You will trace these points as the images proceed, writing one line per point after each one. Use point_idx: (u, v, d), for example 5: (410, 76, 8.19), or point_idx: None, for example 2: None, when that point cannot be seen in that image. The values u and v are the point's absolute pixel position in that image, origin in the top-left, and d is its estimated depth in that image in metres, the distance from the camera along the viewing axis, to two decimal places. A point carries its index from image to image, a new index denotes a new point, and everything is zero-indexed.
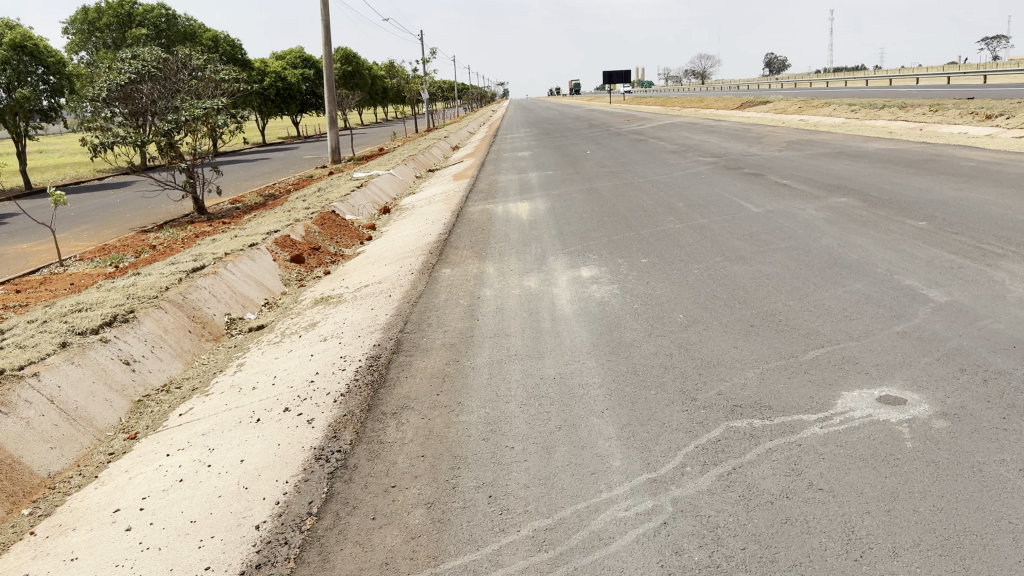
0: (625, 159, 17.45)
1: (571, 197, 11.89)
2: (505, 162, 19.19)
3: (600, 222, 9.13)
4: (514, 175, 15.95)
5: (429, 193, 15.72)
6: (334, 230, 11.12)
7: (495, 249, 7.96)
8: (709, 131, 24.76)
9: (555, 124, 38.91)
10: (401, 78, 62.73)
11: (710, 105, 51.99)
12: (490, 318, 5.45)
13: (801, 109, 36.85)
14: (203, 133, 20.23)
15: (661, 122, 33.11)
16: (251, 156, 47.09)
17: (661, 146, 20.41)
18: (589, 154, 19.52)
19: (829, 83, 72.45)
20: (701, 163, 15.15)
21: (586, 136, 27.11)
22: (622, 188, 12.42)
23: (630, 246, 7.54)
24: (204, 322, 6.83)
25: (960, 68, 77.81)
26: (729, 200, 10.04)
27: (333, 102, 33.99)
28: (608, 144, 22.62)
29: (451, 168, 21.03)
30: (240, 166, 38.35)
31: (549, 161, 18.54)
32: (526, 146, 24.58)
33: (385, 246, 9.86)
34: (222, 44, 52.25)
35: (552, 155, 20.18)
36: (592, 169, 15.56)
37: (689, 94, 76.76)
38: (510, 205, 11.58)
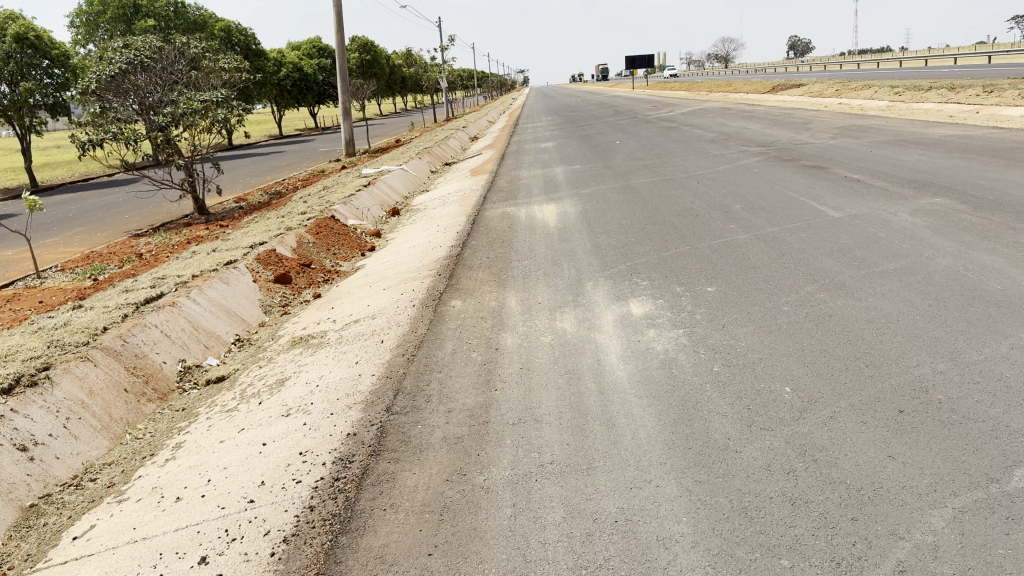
0: (660, 149, 15.83)
1: (605, 197, 10.35)
2: (528, 155, 17.64)
3: (644, 230, 7.60)
4: (537, 170, 14.42)
5: (444, 192, 14.17)
6: (330, 241, 9.63)
7: (517, 271, 6.44)
8: (746, 117, 23.02)
9: (579, 112, 37.20)
10: (419, 67, 61.14)
11: (739, 90, 49.87)
12: (512, 383, 3.94)
13: (840, 93, 34.77)
14: (202, 127, 18.77)
15: (692, 108, 31.31)
16: (266, 150, 45.87)
17: (697, 135, 18.72)
18: (619, 145, 17.89)
19: (861, 65, 69.94)
20: (748, 153, 13.51)
21: (614, 124, 25.44)
22: (662, 185, 10.86)
23: (688, 267, 6.01)
24: (147, 375, 5.35)
25: (997, 47, 74.77)
26: (796, 200, 8.45)
27: (347, 92, 32.51)
28: (638, 133, 20.96)
29: (469, 162, 19.49)
30: (254, 161, 37.05)
31: (575, 153, 16.99)
32: (550, 136, 22.99)
33: (387, 262, 8.33)
34: (235, 34, 50.97)
35: (578, 146, 18.59)
36: (625, 162, 13.99)
37: (716, 79, 74.30)
38: (535, 207, 10.06)
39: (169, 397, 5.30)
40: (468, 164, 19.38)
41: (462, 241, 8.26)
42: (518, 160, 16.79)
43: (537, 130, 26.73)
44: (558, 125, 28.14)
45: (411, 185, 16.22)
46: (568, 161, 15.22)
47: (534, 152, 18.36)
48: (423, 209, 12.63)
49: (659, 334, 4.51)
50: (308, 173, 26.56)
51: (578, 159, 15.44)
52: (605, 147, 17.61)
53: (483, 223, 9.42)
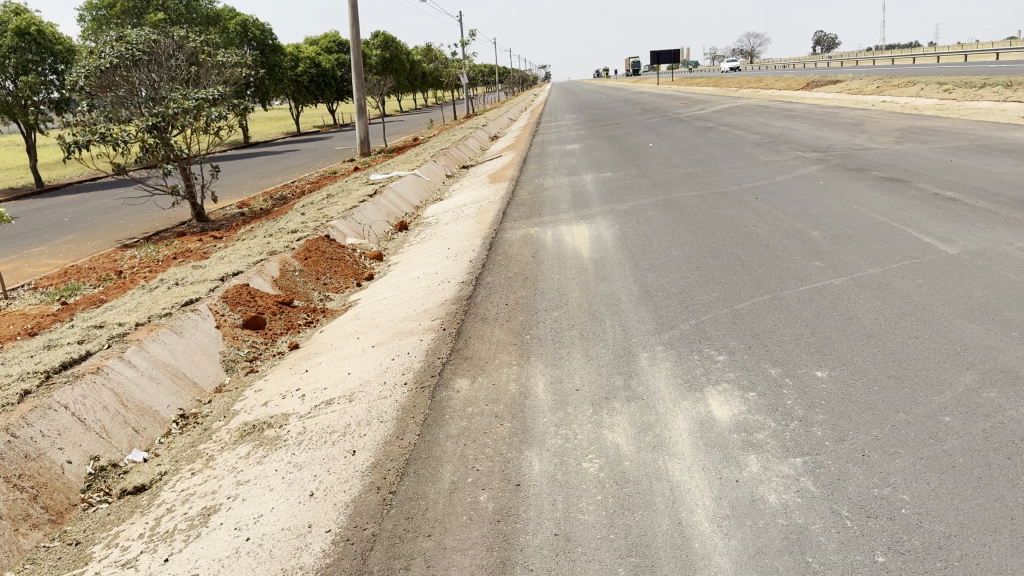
0: (700, 154, 14.24)
1: (646, 215, 8.81)
2: (552, 159, 16.09)
3: (704, 267, 6.07)
4: (564, 177, 12.89)
5: (459, 202, 12.65)
6: (321, 267, 8.15)
7: (546, 328, 4.94)
8: (787, 117, 21.34)
9: (604, 110, 35.59)
10: (439, 63, 59.65)
11: (770, 87, 47.86)
12: (549, 569, 2.47)
13: (881, 90, 32.81)
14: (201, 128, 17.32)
15: (725, 106, 29.63)
16: (280, 148, 44.56)
17: (738, 137, 17.07)
18: (652, 148, 16.29)
19: (895, 62, 67.58)
20: (804, 160, 11.91)
21: (644, 124, 23.84)
22: (713, 200, 9.31)
23: (778, 330, 4.48)
24: (38, 485, 3.87)
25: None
26: (887, 226, 6.89)
27: (361, 89, 31.06)
28: (671, 134, 19.33)
29: (488, 166, 17.97)
30: (267, 160, 35.74)
31: (604, 157, 15.43)
32: (574, 137, 21.41)
33: (384, 300, 6.85)
34: (251, 29, 49.76)
35: (607, 149, 17.02)
36: (663, 169, 12.42)
37: (743, 75, 72.15)
38: (563, 227, 8.55)
39: (65, 519, 3.82)
40: (488, 167, 17.87)
41: (476, 273, 6.76)
42: (542, 165, 15.26)
43: (561, 129, 25.16)
44: (582, 124, 26.52)
45: (424, 194, 14.72)
46: (598, 168, 13.66)
47: (559, 156, 16.82)
48: (434, 224, 11.12)
49: (766, 466, 2.99)
50: (319, 175, 25.15)
51: (608, 165, 13.87)
52: (638, 150, 16.03)
53: (503, 247, 7.92)
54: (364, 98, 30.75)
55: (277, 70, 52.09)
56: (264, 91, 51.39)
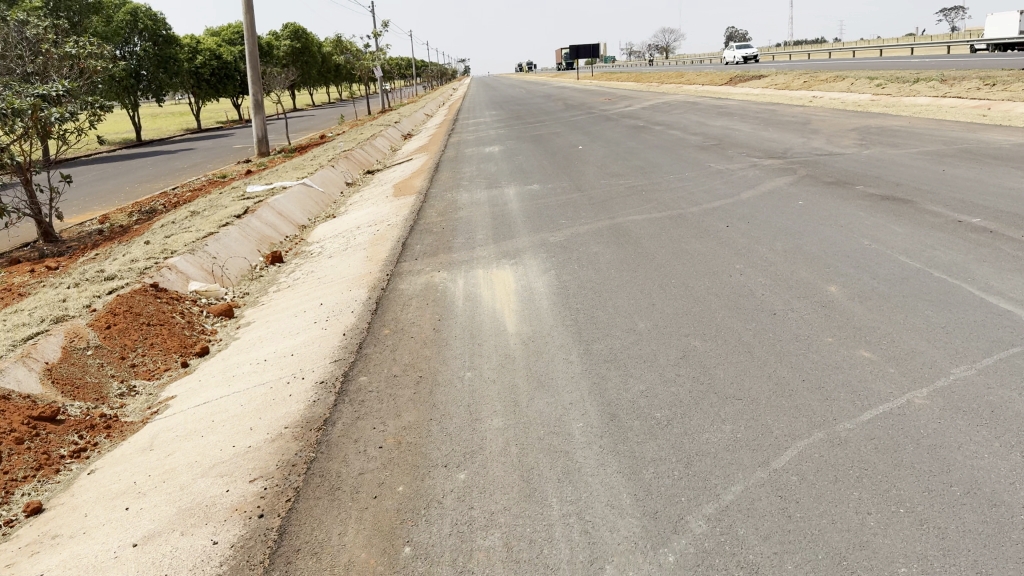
0: (640, 160, 12.24)
1: (588, 248, 6.68)
2: (468, 166, 13.85)
3: (692, 357, 3.97)
4: (482, 191, 10.67)
5: (353, 224, 10.24)
6: (132, 338, 5.70)
7: (445, 521, 2.70)
8: (725, 114, 19.68)
9: (527, 106, 33.55)
10: (350, 55, 56.47)
11: (693, 81, 46.60)
12: None
13: (810, 85, 31.65)
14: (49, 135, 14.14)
15: (654, 101, 27.99)
16: (175, 147, 40.85)
17: (677, 138, 15.18)
18: (582, 152, 14.23)
19: (810, 58, 67.88)
20: (765, 169, 10.01)
21: (570, 121, 21.84)
22: (673, 226, 7.26)
23: (880, 547, 2.38)
24: None
25: (940, 38, 73.84)
26: (930, 278, 4.93)
27: (258, 83, 28.11)
28: (601, 134, 17.34)
29: (396, 173, 15.58)
30: (157, 161, 32.31)
31: (528, 163, 13.29)
32: (494, 137, 19.20)
33: (203, 408, 4.48)
34: (143, 17, 45.75)
35: (531, 152, 14.90)
36: (600, 180, 10.33)
37: (663, 70, 71.26)
38: (481, 269, 6.35)
39: None
40: (396, 174, 15.45)
41: (346, 361, 4.46)
42: (456, 173, 13.01)
43: (480, 128, 22.95)
44: (503, 122, 24.31)
45: (314, 209, 12.26)
46: (522, 178, 11.47)
47: (475, 162, 14.58)
48: (317, 254, 8.71)
49: None
50: (206, 179, 22.22)
51: (534, 174, 11.72)
52: (565, 155, 13.97)
53: (394, 302, 5.63)
54: (262, 92, 27.84)
55: (173, 62, 48.11)
56: (158, 85, 47.36)
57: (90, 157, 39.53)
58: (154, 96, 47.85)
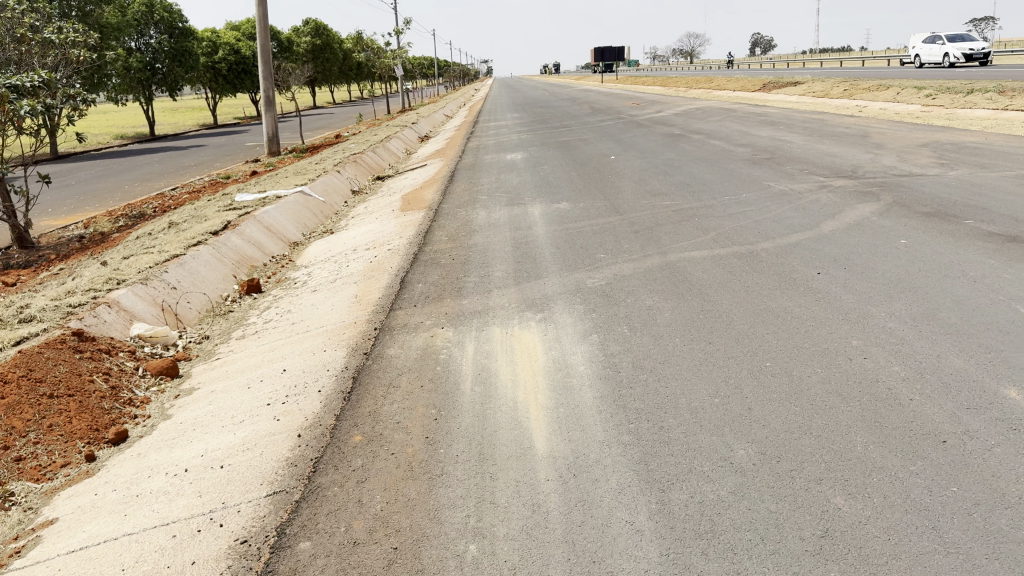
0: (684, 175, 10.65)
1: (638, 296, 5.12)
2: (486, 176, 12.32)
3: (840, 538, 2.44)
4: (501, 209, 9.14)
5: (349, 244, 8.74)
6: (23, 419, 4.19)
7: None
8: (769, 123, 18.04)
9: (551, 108, 32.00)
10: (371, 53, 55.13)
11: (724, 87, 44.80)
12: None
13: (851, 93, 29.82)
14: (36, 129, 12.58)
15: (687, 107, 26.36)
16: (186, 142, 39.67)
17: (721, 150, 13.56)
18: (614, 163, 12.67)
19: (841, 65, 65.74)
20: (840, 194, 8.39)
21: (599, 127, 20.29)
22: (745, 268, 5.68)
23: None
24: None
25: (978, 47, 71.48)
26: None
27: (270, 79, 26.82)
28: (634, 142, 15.76)
29: (407, 181, 14.12)
30: (165, 157, 31.11)
31: (554, 175, 11.75)
32: (515, 143, 17.66)
33: (74, 561, 2.98)
34: (159, 9, 44.70)
35: (557, 162, 13.37)
36: (642, 201, 8.75)
37: (690, 74, 69.41)
38: (499, 323, 4.82)
39: None
40: (408, 182, 13.98)
41: (287, 502, 2.93)
42: (472, 184, 11.49)
43: (501, 131, 21.46)
44: (526, 125, 22.73)
45: (310, 222, 10.79)
46: (548, 193, 9.92)
47: (494, 170, 13.06)
48: (301, 285, 7.22)
49: None
50: (207, 180, 20.91)
51: (562, 189, 10.17)
52: (596, 166, 12.42)
53: (378, 375, 4.10)
54: (273, 87, 26.53)
55: (189, 55, 47.04)
56: (173, 79, 46.31)
57: (99, 152, 38.45)
58: (169, 90, 46.78)
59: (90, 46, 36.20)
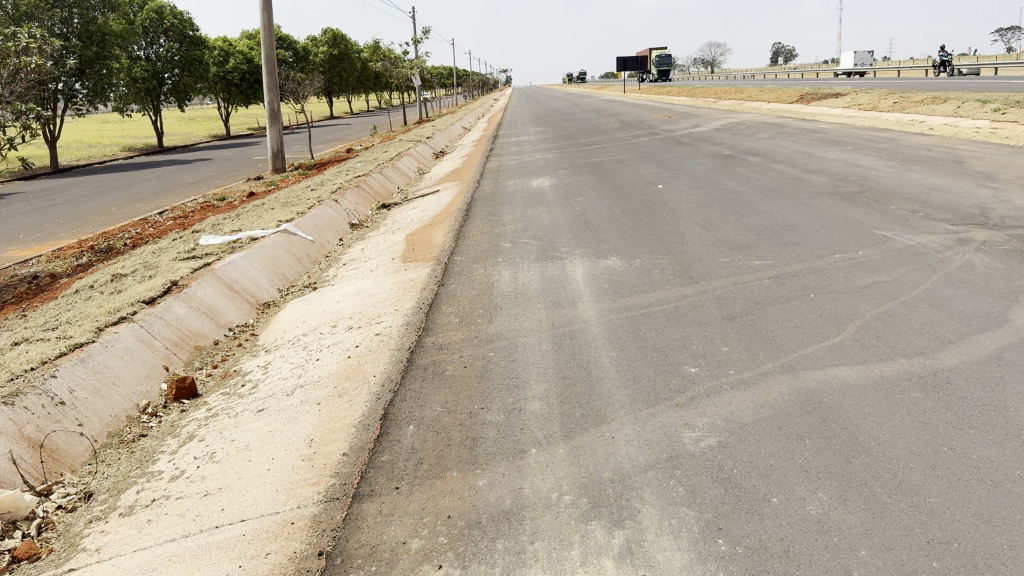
0: (761, 215, 8.41)
1: (788, 485, 2.94)
2: (509, 210, 10.14)
3: None
4: (532, 264, 6.96)
5: (330, 314, 6.61)
6: None
7: None
8: (831, 143, 15.80)
9: (577, 121, 29.91)
10: (388, 62, 53.26)
11: (756, 99, 42.42)
12: None
13: (903, 107, 27.40)
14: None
15: (728, 121, 24.12)
16: (192, 155, 37.90)
17: (790, 177, 11.34)
18: (665, 194, 10.47)
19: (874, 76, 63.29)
20: (999, 254, 6.13)
21: (635, 145, 18.14)
22: (944, 413, 3.47)
23: None
24: None
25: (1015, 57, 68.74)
26: None
27: (275, 90, 24.90)
28: (681, 166, 13.53)
29: (416, 212, 12.00)
30: (167, 173, 29.31)
31: (593, 210, 9.58)
32: (542, 164, 15.49)
33: None
34: (168, 16, 43.24)
35: (595, 191, 11.16)
36: (721, 259, 6.53)
37: (717, 84, 67.15)
38: (546, 545, 2.66)
39: None
40: (417, 213, 11.85)
41: None
42: (493, 222, 9.32)
43: (524, 149, 19.37)
44: (551, 142, 20.62)
45: (291, 272, 8.68)
46: (591, 240, 7.73)
47: (519, 201, 10.90)
48: (249, 391, 5.08)
49: None
50: (199, 204, 18.93)
51: (607, 235, 7.96)
52: (642, 198, 10.21)
53: None
54: (278, 98, 24.63)
55: (200, 63, 45.51)
56: (183, 88, 44.80)
57: (101, 165, 36.75)
58: (179, 100, 45.25)
59: (93, 54, 34.55)
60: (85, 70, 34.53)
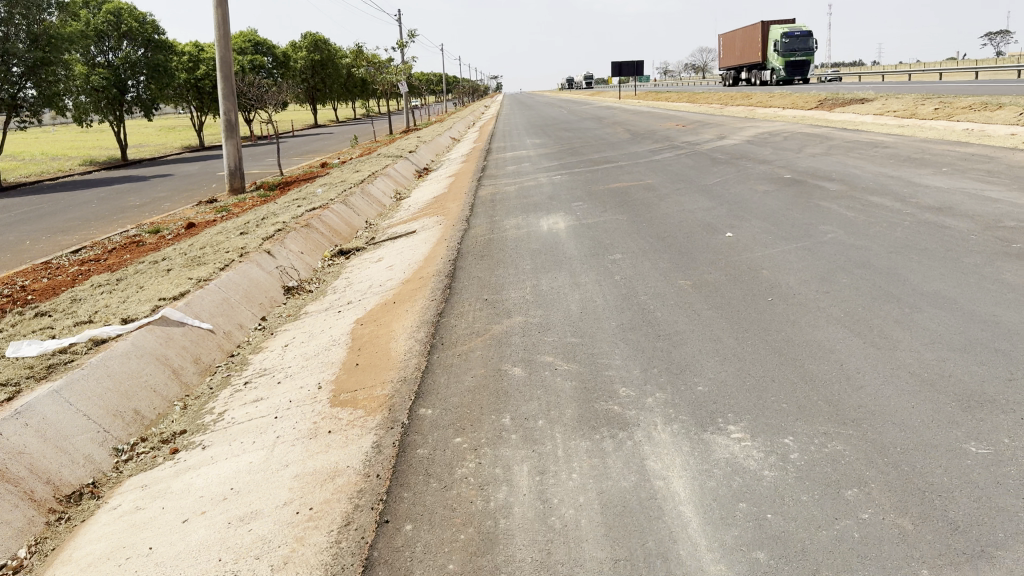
0: (939, 305, 5.03)
1: None
2: (513, 277, 6.72)
3: None
4: (572, 434, 3.54)
5: (149, 574, 3.12)
6: None
7: None
8: (915, 162, 12.51)
9: (580, 132, 26.63)
10: (372, 68, 49.85)
11: (769, 105, 39.09)
12: None
13: (947, 113, 24.06)
14: None
15: (757, 131, 20.84)
16: (152, 171, 34.41)
17: (909, 218, 7.98)
18: (743, 248, 7.07)
19: (868, 81, 60.73)
20: None
21: (659, 163, 14.81)
22: None
23: None
24: None
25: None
26: None
27: (231, 98, 21.41)
28: (734, 195, 10.15)
29: (379, 270, 8.46)
30: (115, 193, 25.76)
31: (646, 282, 6.16)
32: (549, 191, 12.10)
33: None
34: (129, 18, 39.79)
35: (634, 241, 7.75)
36: (975, 450, 3.12)
37: (719, 90, 64.08)
38: None
39: None
40: (380, 271, 8.31)
41: None
42: (492, 304, 5.88)
43: (524, 168, 16.01)
44: (556, 158, 17.26)
45: (151, 405, 5.20)
46: (671, 364, 4.30)
47: (527, 258, 7.46)
48: None
49: None
50: (124, 240, 15.41)
51: (693, 348, 4.54)
52: (712, 256, 6.81)
53: None
54: (233, 107, 21.14)
55: (168, 69, 42.08)
56: (149, 97, 41.31)
57: (49, 182, 33.20)
58: (144, 109, 41.72)
59: (41, 59, 31.05)
60: (31, 77, 30.99)
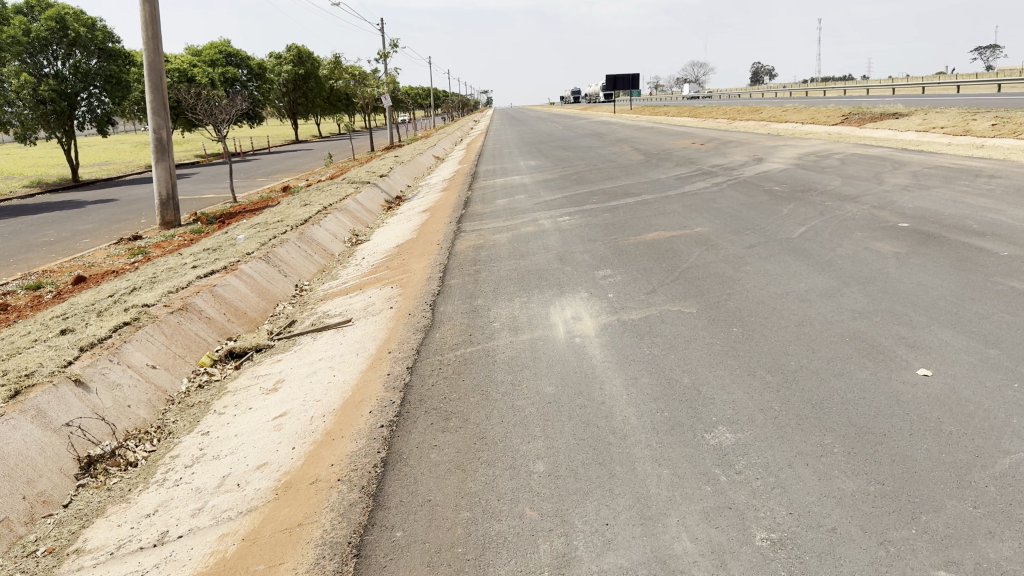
0: None
1: None
2: (510, 499, 3.00)
3: None
4: None
5: None
6: None
7: None
8: None
9: (582, 151, 23.09)
10: (353, 80, 46.25)
11: (785, 119, 35.67)
12: None
13: (1011, 130, 20.52)
14: None
15: (800, 153, 17.24)
16: (98, 194, 30.51)
17: None
18: (992, 424, 3.39)
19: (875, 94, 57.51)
20: None
21: (699, 198, 11.17)
22: None
23: None
24: None
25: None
26: None
27: (162, 112, 17.64)
28: (851, 264, 6.46)
29: (261, 418, 4.64)
30: (37, 224, 21.85)
31: (849, 570, 2.44)
32: (556, 244, 8.40)
33: None
34: (81, 25, 35.85)
35: (744, 382, 4.04)
36: None
37: (718, 103, 60.78)
38: None
39: None
40: (258, 425, 4.50)
41: None
42: None
43: (519, 203, 12.36)
44: (559, 189, 13.62)
45: None
46: None
47: (540, 421, 3.73)
48: None
49: None
50: None
51: None
52: (948, 459, 3.10)
53: None
54: (163, 124, 17.35)
55: (125, 81, 38.15)
56: (104, 112, 37.41)
57: None
58: (98, 125, 37.76)
59: None
60: None
